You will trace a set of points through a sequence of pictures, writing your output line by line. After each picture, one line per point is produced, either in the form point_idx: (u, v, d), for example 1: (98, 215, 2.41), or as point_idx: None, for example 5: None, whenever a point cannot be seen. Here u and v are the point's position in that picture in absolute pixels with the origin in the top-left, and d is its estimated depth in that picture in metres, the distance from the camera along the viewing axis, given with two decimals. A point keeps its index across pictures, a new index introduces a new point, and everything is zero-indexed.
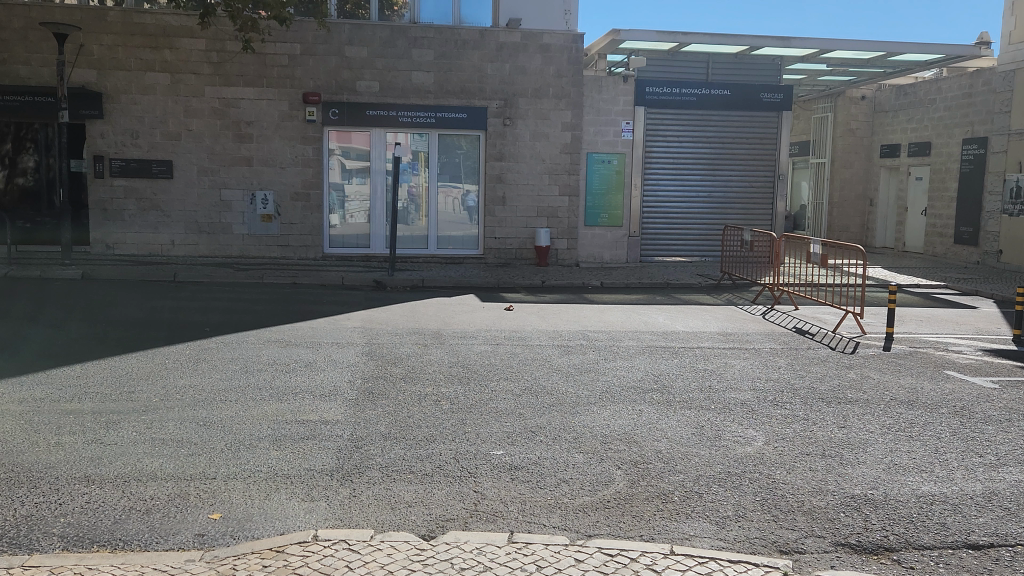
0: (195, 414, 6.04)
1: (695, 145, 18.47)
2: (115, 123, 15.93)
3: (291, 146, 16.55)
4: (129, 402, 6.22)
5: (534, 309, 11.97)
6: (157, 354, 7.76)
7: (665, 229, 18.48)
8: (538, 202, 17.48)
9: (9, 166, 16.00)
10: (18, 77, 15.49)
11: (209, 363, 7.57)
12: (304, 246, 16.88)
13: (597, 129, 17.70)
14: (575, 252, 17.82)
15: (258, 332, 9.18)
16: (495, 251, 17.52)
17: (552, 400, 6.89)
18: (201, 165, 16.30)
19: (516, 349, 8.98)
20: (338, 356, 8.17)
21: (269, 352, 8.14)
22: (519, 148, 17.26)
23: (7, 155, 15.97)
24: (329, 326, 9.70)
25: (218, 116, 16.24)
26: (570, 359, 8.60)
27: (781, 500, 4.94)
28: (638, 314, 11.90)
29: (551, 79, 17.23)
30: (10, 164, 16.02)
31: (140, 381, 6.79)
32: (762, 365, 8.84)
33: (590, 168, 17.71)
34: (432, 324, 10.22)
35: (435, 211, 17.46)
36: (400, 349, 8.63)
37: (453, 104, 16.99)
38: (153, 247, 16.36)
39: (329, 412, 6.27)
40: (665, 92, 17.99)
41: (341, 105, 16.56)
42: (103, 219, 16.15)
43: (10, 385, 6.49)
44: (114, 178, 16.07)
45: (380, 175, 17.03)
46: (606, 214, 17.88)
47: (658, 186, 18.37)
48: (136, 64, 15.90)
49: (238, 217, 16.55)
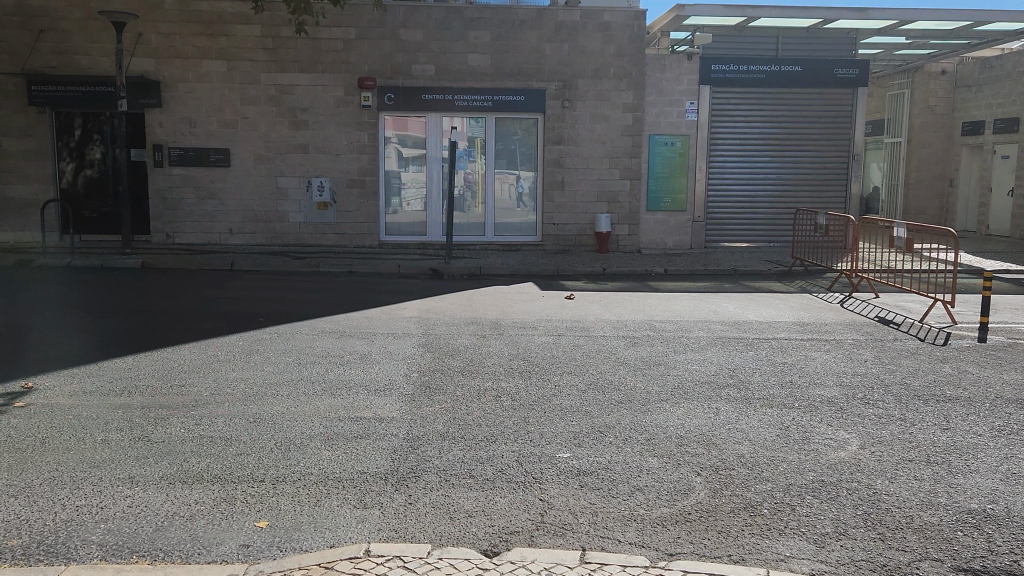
0: (245, 410, 5.78)
1: (764, 125, 17.57)
2: (173, 112, 15.97)
3: (347, 133, 16.34)
4: (180, 397, 6.01)
5: (597, 297, 11.46)
6: (209, 346, 7.55)
7: (731, 214, 17.67)
8: (598, 187, 16.91)
9: (77, 157, 16.13)
10: (79, 67, 15.65)
11: (261, 354, 7.33)
12: (360, 234, 16.70)
13: (660, 110, 17.00)
14: (637, 238, 17.21)
15: (312, 322, 8.93)
16: (553, 237, 17.03)
17: (620, 396, 6.42)
18: (258, 153, 16.23)
19: (578, 340, 8.51)
20: (393, 348, 7.84)
21: (323, 344, 7.87)
22: (578, 131, 16.71)
23: (75, 146, 16.10)
24: (385, 317, 9.40)
25: (274, 103, 16.13)
26: (637, 351, 8.09)
27: (886, 516, 4.36)
28: (706, 302, 11.27)
29: (611, 58, 16.61)
30: (78, 155, 16.15)
31: (191, 375, 6.58)
32: (846, 358, 8.16)
33: (652, 151, 17.07)
34: (491, 313, 9.82)
35: (492, 197, 17.06)
36: (458, 341, 8.25)
37: (510, 87, 16.53)
38: (211, 235, 16.40)
39: (384, 408, 5.93)
40: (731, 70, 17.16)
41: (396, 90, 16.28)
42: (163, 209, 16.24)
43: (62, 377, 6.35)
44: (173, 167, 16.13)
45: (436, 162, 16.73)
46: (669, 198, 17.23)
47: (724, 169, 17.54)
48: (193, 52, 15.90)
49: (295, 205, 16.45)
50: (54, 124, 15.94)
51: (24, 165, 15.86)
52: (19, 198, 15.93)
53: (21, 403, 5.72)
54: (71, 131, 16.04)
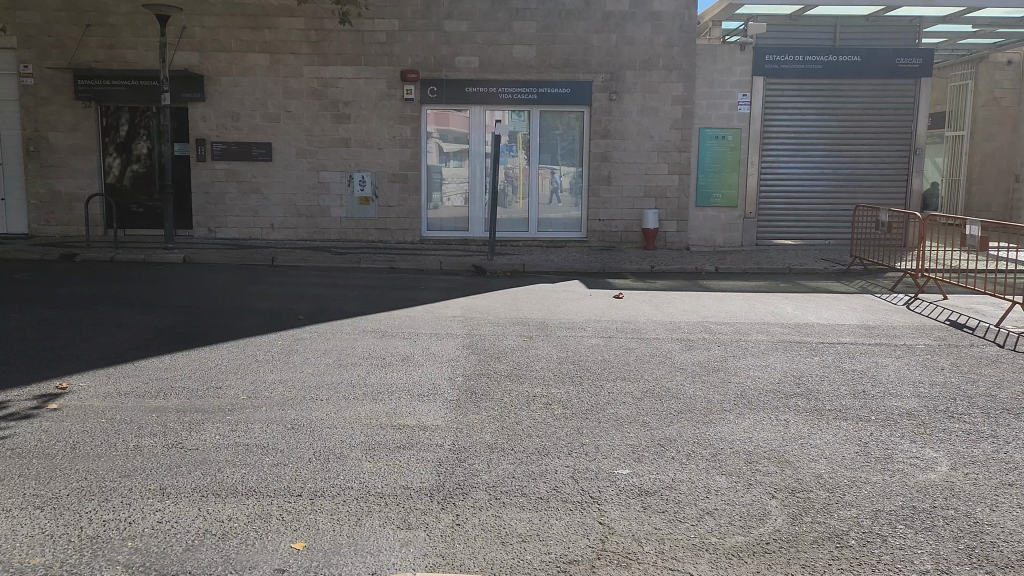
0: (283, 415, 5.50)
1: (821, 117, 16.78)
2: (216, 106, 15.90)
3: (389, 126, 16.08)
4: (216, 400, 5.75)
5: (646, 297, 10.99)
6: (248, 345, 7.32)
7: (785, 210, 16.93)
8: (645, 182, 16.40)
9: (123, 152, 16.16)
10: (125, 61, 15.68)
11: (300, 355, 7.04)
12: (401, 230, 16.44)
13: (711, 103, 16.40)
14: (685, 234, 16.67)
15: (353, 321, 8.64)
16: (599, 234, 16.57)
17: (680, 406, 5.97)
18: (300, 147, 16.08)
19: (630, 343, 8.07)
20: (437, 349, 7.50)
21: (364, 344, 7.57)
22: (625, 124, 16.22)
23: (122, 141, 16.13)
24: (427, 316, 9.08)
25: (317, 96, 15.96)
26: (694, 356, 7.62)
27: (993, 551, 3.85)
28: (762, 303, 10.71)
29: (661, 49, 16.09)
30: (124, 150, 16.17)
31: (229, 376, 6.32)
32: (921, 365, 7.57)
33: (702, 145, 16.47)
34: (537, 313, 9.43)
35: (535, 193, 16.66)
36: (504, 342, 7.87)
37: (556, 79, 16.11)
38: (253, 230, 16.30)
39: (429, 416, 5.58)
40: (787, 60, 16.45)
41: (439, 83, 15.97)
42: (206, 203, 16.18)
43: (98, 378, 6.14)
44: (215, 161, 16.06)
45: (479, 156, 16.39)
46: (719, 193, 16.63)
47: (778, 163, 16.80)
48: (236, 46, 15.81)
49: (336, 199, 16.26)
50: (101, 118, 15.98)
51: (71, 159, 15.94)
52: (65, 192, 16.01)
53: (56, 405, 5.52)
54: (118, 126, 16.07)
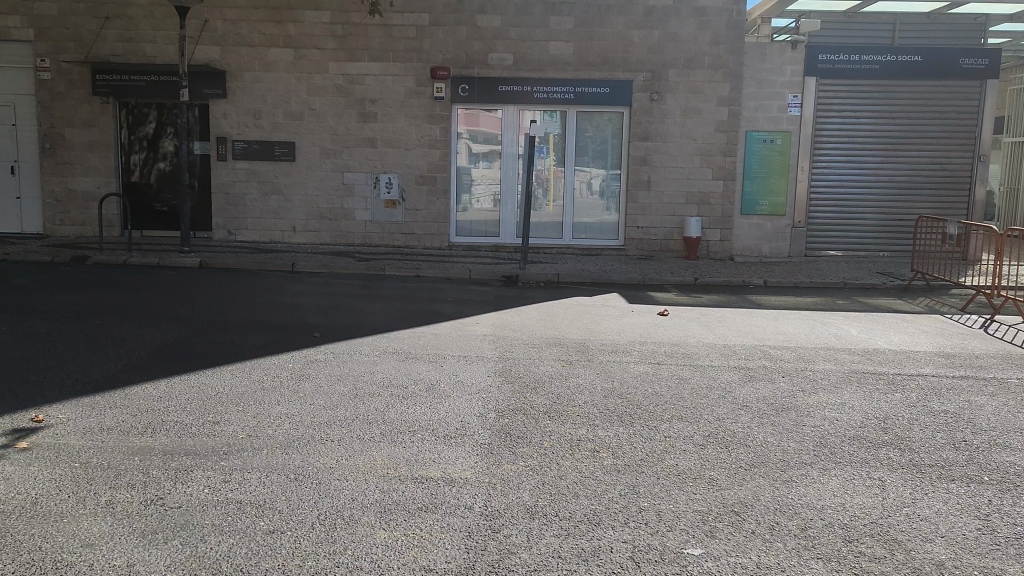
0: (286, 462, 4.69)
1: (878, 121, 15.64)
2: (237, 103, 15.24)
3: (417, 126, 15.31)
4: (212, 439, 4.97)
5: (693, 314, 10.07)
6: (256, 369, 6.56)
7: (836, 219, 15.84)
8: (687, 187, 15.47)
9: (147, 149, 15.68)
10: (144, 55, 15.10)
11: (311, 382, 6.25)
12: (429, 235, 15.67)
13: (758, 104, 15.39)
14: (729, 244, 15.69)
15: (374, 340, 7.84)
16: (637, 241, 15.64)
17: (751, 458, 5.07)
18: (324, 147, 15.37)
19: (683, 371, 7.17)
20: (465, 376, 6.67)
21: (384, 369, 6.77)
22: (667, 126, 15.29)
23: (146, 137, 15.65)
24: (454, 334, 8.24)
25: (343, 94, 15.23)
26: (756, 389, 6.69)
27: None
28: (823, 324, 9.71)
29: (707, 47, 15.15)
30: (148, 147, 15.69)
31: (228, 409, 5.55)
32: (1020, 404, 6.55)
33: (748, 149, 15.47)
34: (576, 332, 8.56)
35: (570, 197, 15.78)
36: (540, 369, 7.00)
37: (594, 78, 15.22)
38: (274, 233, 15.62)
39: (456, 465, 4.75)
40: (841, 60, 15.35)
41: (471, 80, 15.17)
42: (225, 204, 15.53)
43: (79, 408, 5.40)
44: (236, 161, 15.40)
45: (511, 158, 15.58)
46: (766, 200, 15.61)
47: (831, 170, 15.70)
48: (260, 40, 15.14)
49: (361, 202, 15.52)
50: (127, 114, 15.55)
51: (87, 156, 15.40)
52: (80, 191, 15.46)
53: (24, 443, 4.78)
54: (144, 123, 15.62)
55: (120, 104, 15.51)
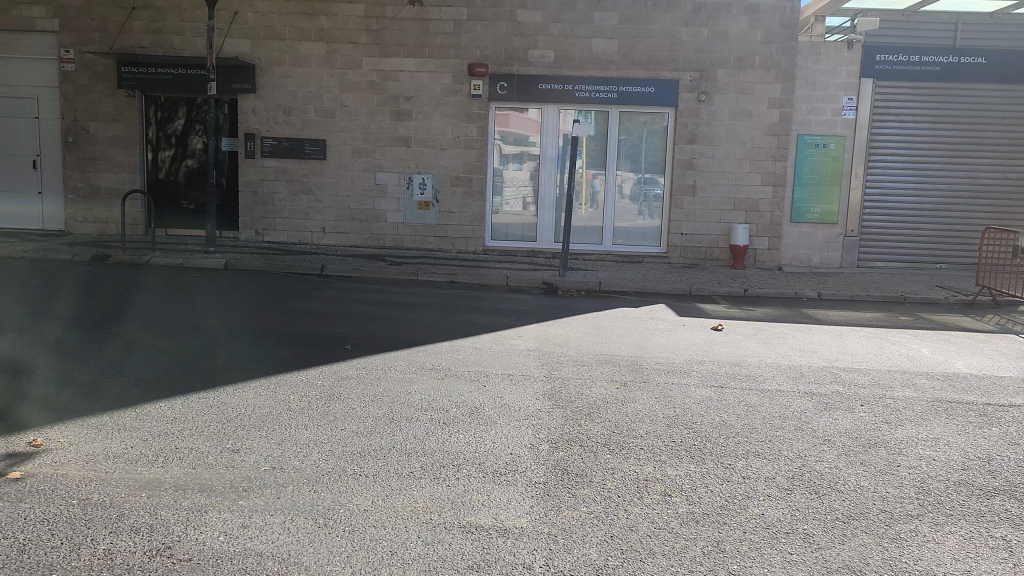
0: (315, 503, 4.13)
1: (939, 126, 14.69)
2: (268, 98, 14.79)
3: (453, 125, 14.74)
4: (230, 473, 4.44)
5: (749, 330, 9.32)
6: (282, 387, 6.02)
7: (890, 229, 14.93)
8: (733, 193, 14.72)
9: (176, 145, 15.31)
10: (172, 48, 14.73)
11: (342, 404, 5.69)
12: (463, 238, 15.08)
13: (811, 107, 14.61)
14: (777, 253, 14.92)
15: (410, 354, 7.27)
16: (680, 249, 14.93)
17: (848, 508, 4.37)
18: (355, 145, 14.85)
19: (750, 397, 6.45)
20: (511, 399, 6.03)
21: (421, 390, 6.18)
22: (714, 128, 14.57)
23: (176, 134, 15.29)
24: (496, 348, 7.64)
25: (376, 91, 14.73)
26: (835, 420, 5.96)
27: None
28: (892, 343, 8.91)
29: (758, 46, 14.41)
30: (178, 144, 15.32)
31: (251, 435, 5.01)
32: None
33: (800, 154, 14.68)
34: (626, 349, 7.89)
35: (610, 201, 15.11)
36: (593, 392, 6.35)
37: (638, 77, 14.55)
38: (304, 234, 15.13)
39: (510, 511, 4.15)
40: (899, 61, 14.49)
41: (510, 78, 14.58)
42: (253, 203, 15.07)
43: (84, 432, 4.90)
44: (265, 158, 14.94)
45: (549, 161, 14.96)
46: (817, 208, 14.81)
47: (887, 178, 14.79)
48: (291, 34, 14.67)
49: (393, 203, 14.98)
50: (156, 109, 15.17)
51: (114, 152, 15.06)
52: (105, 188, 15.13)
53: (18, 473, 4.28)
54: (173, 118, 15.24)
55: (150, 99, 15.14)
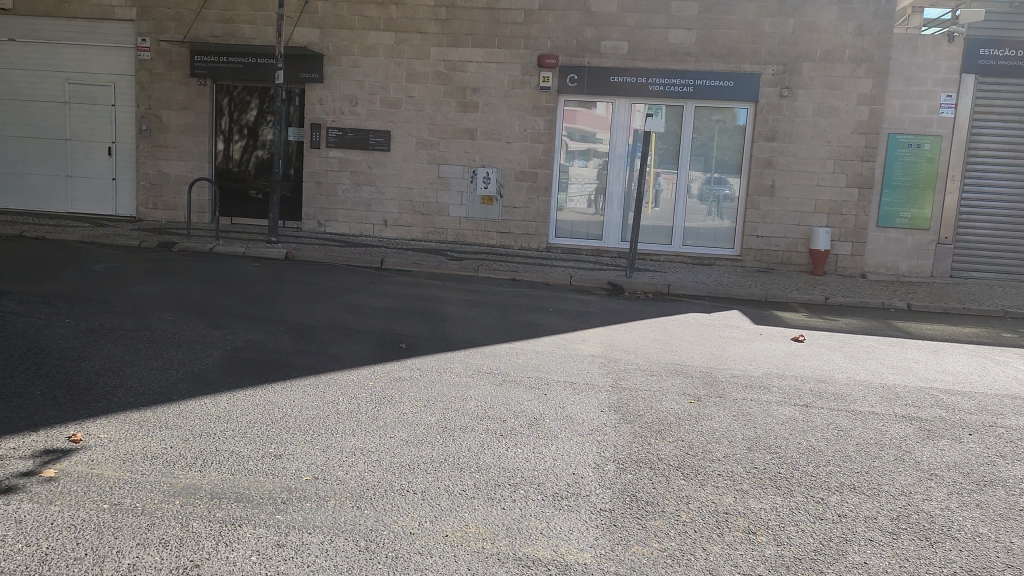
0: (357, 523, 3.74)
1: None
2: (335, 88, 14.64)
3: (520, 117, 14.31)
4: (271, 481, 4.12)
5: (834, 343, 8.61)
6: (331, 389, 5.69)
7: (988, 237, 13.81)
8: (814, 194, 13.89)
9: (247, 137, 15.33)
10: (244, 37, 14.73)
11: (393, 410, 5.35)
12: (526, 235, 14.63)
13: (904, 104, 13.62)
14: (860, 259, 14.00)
15: (467, 356, 6.86)
16: (755, 252, 14.16)
17: (968, 561, 3.73)
18: (421, 137, 14.57)
19: (839, 419, 5.79)
20: (574, 411, 5.55)
21: (478, 396, 5.76)
22: (796, 126, 13.76)
23: (246, 124, 15.31)
24: (559, 353, 7.16)
25: (444, 82, 14.41)
26: (941, 450, 5.26)
27: None
28: (996, 363, 8.04)
29: (848, 38, 13.54)
30: (249, 135, 15.32)
31: (295, 441, 4.69)
32: None
33: (890, 154, 13.72)
34: (699, 359, 7.32)
35: (682, 200, 14.43)
36: (664, 406, 5.82)
37: (716, 70, 13.84)
38: (366, 226, 14.94)
39: (573, 543, 3.67)
40: (1006, 56, 13.33)
41: (581, 70, 14.06)
42: (317, 194, 14.96)
43: (125, 428, 4.65)
44: (330, 149, 14.79)
45: (619, 157, 14.40)
46: (907, 212, 13.82)
47: (986, 182, 13.68)
48: (360, 23, 14.47)
49: (457, 197, 14.64)
50: (229, 100, 15.22)
51: (184, 140, 15.16)
52: (175, 175, 15.24)
53: (52, 472, 4.01)
54: (246, 109, 15.27)
55: (224, 89, 15.19)
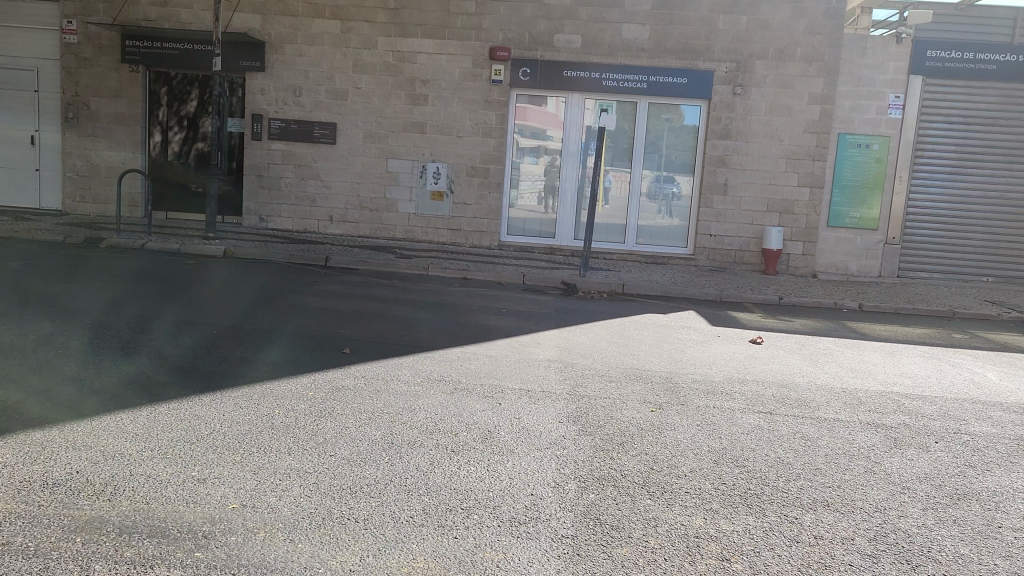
0: (289, 561, 3.30)
1: (993, 129, 13.63)
2: (277, 77, 14.01)
3: (471, 111, 13.90)
4: (190, 512, 3.68)
5: (792, 345, 8.44)
6: (265, 401, 5.22)
7: (935, 238, 13.93)
8: (767, 193, 13.83)
9: (186, 128, 14.56)
10: (179, 22, 13.98)
11: (334, 424, 4.91)
12: (477, 233, 14.22)
13: (855, 104, 13.66)
14: (812, 259, 14.00)
15: (416, 362, 6.44)
16: (709, 251, 14.03)
17: None
18: (368, 130, 14.04)
19: (805, 427, 5.56)
20: (530, 423, 5.19)
21: (427, 407, 5.36)
22: (749, 124, 13.68)
23: (185, 115, 14.54)
24: (513, 358, 6.80)
25: (392, 73, 13.91)
26: (911, 461, 5.05)
27: None
28: (953, 365, 7.97)
29: (800, 37, 13.51)
30: (188, 127, 14.58)
31: (223, 463, 4.23)
32: None
33: (841, 154, 13.75)
34: (658, 363, 7.04)
35: (636, 198, 14.22)
36: (624, 415, 5.50)
37: (670, 66, 13.66)
38: (310, 222, 14.33)
39: None
40: (953, 58, 13.46)
41: (534, 64, 13.72)
42: (259, 188, 14.30)
43: (26, 450, 4.13)
44: (272, 141, 14.15)
45: (572, 154, 14.09)
46: (857, 213, 13.87)
47: (932, 182, 13.78)
48: (304, 9, 13.87)
49: (405, 192, 14.15)
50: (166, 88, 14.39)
51: (114, 129, 14.33)
52: (104, 166, 14.39)
53: None
54: (186, 99, 14.51)
55: (161, 77, 14.38)
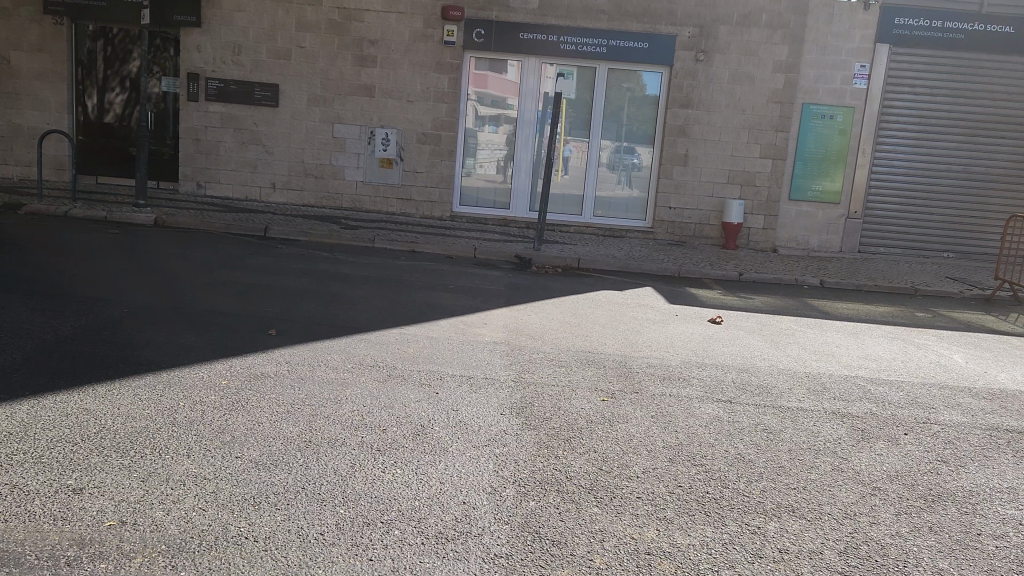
0: None
1: (955, 101, 13.35)
2: (215, 34, 13.12)
3: (423, 74, 13.19)
4: (56, 533, 3.12)
5: (753, 324, 8.07)
6: (170, 393, 4.62)
7: (895, 212, 13.69)
8: (728, 165, 13.44)
9: (130, 89, 13.62)
10: None
11: (245, 419, 4.34)
12: (429, 203, 13.58)
13: (819, 73, 13.28)
14: (772, 233, 13.70)
15: (349, 345, 5.88)
16: (668, 224, 13.63)
17: None
18: (312, 92, 13.24)
19: (768, 418, 5.16)
20: (470, 416, 4.68)
21: (356, 398, 4.81)
22: (711, 92, 13.21)
23: (127, 75, 13.59)
24: (456, 340, 6.27)
25: (338, 32, 13.11)
26: (882, 457, 4.66)
27: None
28: (917, 347, 7.66)
29: (765, 2, 13.04)
30: (131, 88, 13.63)
31: (107, 472, 3.65)
32: None
33: (804, 125, 13.40)
34: (613, 346, 6.58)
35: (594, 168, 13.71)
36: (575, 406, 5.02)
37: (631, 30, 13.11)
38: (251, 189, 13.52)
39: None
40: (919, 26, 13.11)
41: (489, 24, 13.03)
42: (196, 152, 13.43)
43: None
44: (210, 102, 13.27)
45: (529, 121, 13.43)
46: (818, 186, 13.57)
47: (895, 155, 13.50)
48: None
49: (353, 159, 13.41)
50: (106, 45, 13.44)
51: (37, 87, 13.29)
52: (26, 127, 13.36)
53: None
54: (129, 59, 13.57)
55: (100, 32, 13.36)
